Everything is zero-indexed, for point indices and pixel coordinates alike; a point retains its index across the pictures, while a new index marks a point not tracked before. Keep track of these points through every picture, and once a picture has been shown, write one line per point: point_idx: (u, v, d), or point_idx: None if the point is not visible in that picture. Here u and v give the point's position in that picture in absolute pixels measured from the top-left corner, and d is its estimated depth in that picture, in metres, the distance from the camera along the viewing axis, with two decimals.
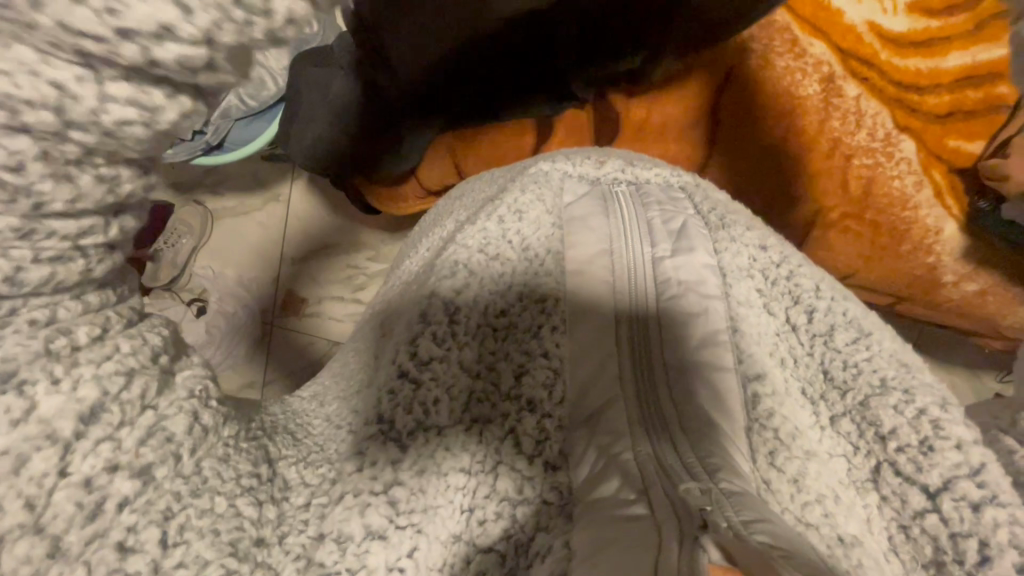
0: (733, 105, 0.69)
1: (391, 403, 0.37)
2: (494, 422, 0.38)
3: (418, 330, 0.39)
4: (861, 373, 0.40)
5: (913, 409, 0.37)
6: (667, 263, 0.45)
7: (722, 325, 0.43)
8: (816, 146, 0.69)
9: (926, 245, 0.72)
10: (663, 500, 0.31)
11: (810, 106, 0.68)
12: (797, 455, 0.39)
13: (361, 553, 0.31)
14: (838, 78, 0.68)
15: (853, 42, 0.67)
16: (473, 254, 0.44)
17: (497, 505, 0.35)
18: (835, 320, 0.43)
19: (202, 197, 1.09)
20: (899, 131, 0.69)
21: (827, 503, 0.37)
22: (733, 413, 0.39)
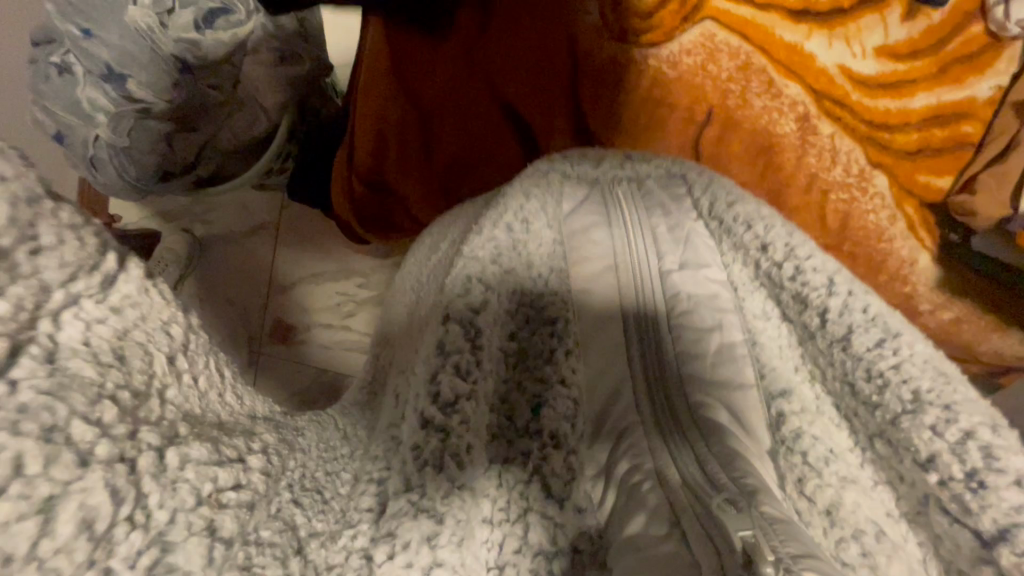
0: (717, 140, 0.72)
1: (419, 462, 0.33)
2: (515, 462, 0.37)
3: (437, 365, 0.35)
4: (889, 386, 0.36)
5: (956, 430, 0.34)
6: (675, 276, 0.46)
7: (737, 338, 0.44)
8: (793, 181, 0.72)
9: (902, 275, 0.75)
10: (698, 531, 0.31)
11: (788, 143, 0.71)
12: (830, 483, 0.40)
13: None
14: (813, 117, 0.71)
15: (826, 84, 0.71)
16: (485, 267, 0.40)
17: (531, 561, 0.34)
18: (854, 320, 0.38)
19: (192, 226, 1.09)
20: (872, 166, 0.72)
21: (864, 539, 0.38)
22: (758, 436, 0.41)
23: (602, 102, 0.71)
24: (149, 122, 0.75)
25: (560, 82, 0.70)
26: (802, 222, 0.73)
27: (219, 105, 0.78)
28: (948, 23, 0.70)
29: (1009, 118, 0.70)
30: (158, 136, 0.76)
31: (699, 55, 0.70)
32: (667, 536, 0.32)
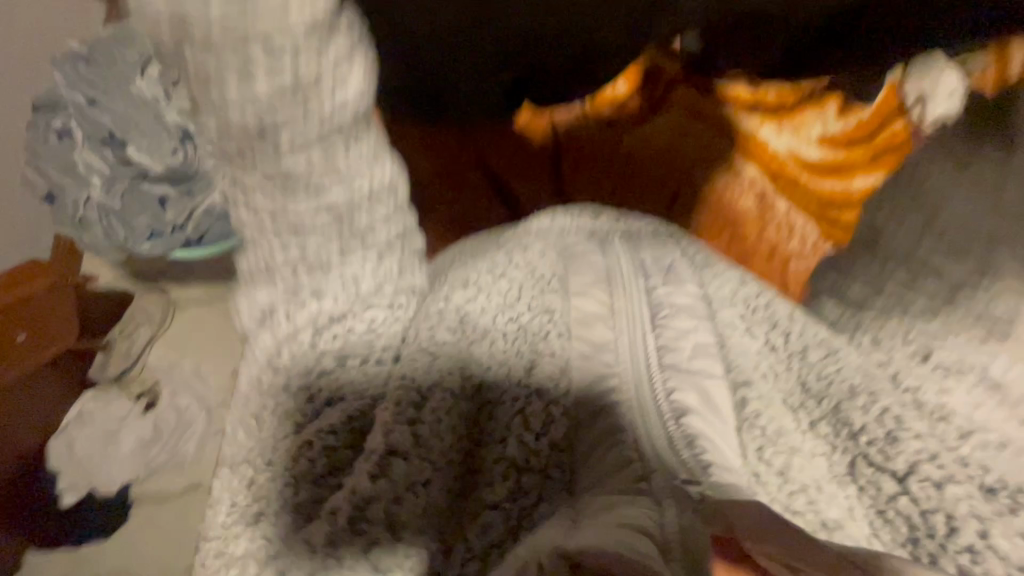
0: (686, 209, 0.76)
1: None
2: (504, 405, 0.38)
3: (433, 321, 0.40)
4: (833, 383, 0.40)
5: (878, 407, 0.39)
6: (659, 286, 0.42)
7: (710, 337, 0.39)
8: (754, 247, 0.75)
9: None
10: (665, 484, 0.32)
11: (749, 216, 0.78)
12: (783, 450, 0.38)
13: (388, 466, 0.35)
14: (769, 194, 0.79)
15: (778, 164, 0.81)
16: (479, 272, 0.42)
17: (501, 467, 0.36)
18: (808, 340, 0.42)
19: (168, 286, 1.11)
20: (826, 240, 0.75)
21: (811, 491, 0.37)
22: (720, 410, 0.37)
23: (591, 171, 0.78)
24: (143, 184, 0.78)
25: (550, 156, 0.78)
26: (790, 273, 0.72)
27: None
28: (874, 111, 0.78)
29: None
30: (152, 199, 0.78)
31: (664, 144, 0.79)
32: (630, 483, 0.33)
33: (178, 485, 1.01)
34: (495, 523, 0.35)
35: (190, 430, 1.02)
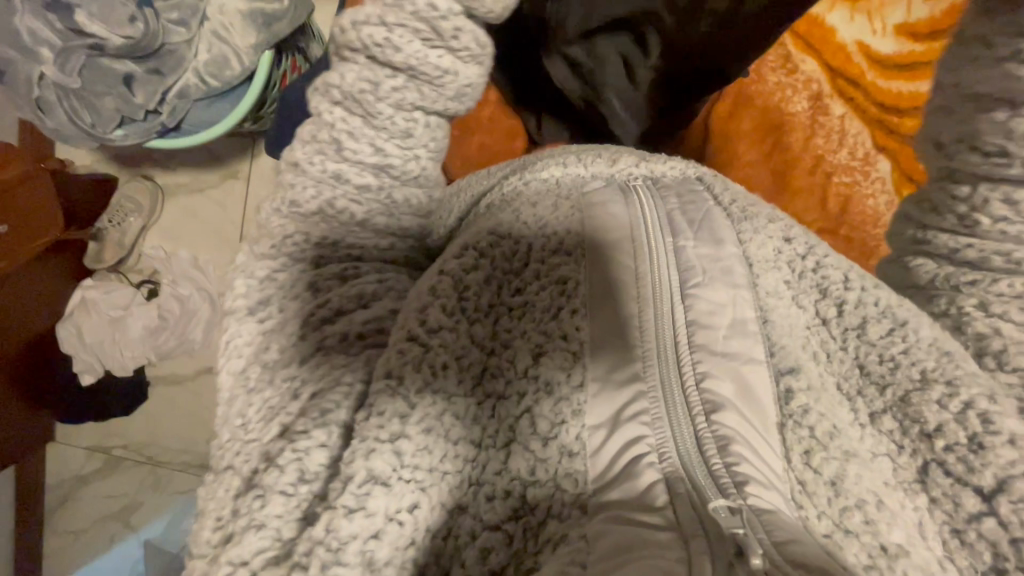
0: (755, 120, 0.65)
1: (399, 360, 0.29)
2: (508, 399, 0.31)
3: (425, 301, 0.31)
4: (899, 367, 0.34)
5: (959, 403, 0.32)
6: (690, 251, 0.37)
7: (747, 313, 0.34)
8: (798, 163, 0.65)
9: None
10: (691, 513, 0.27)
11: (797, 122, 0.65)
12: (835, 456, 0.31)
13: (360, 497, 0.26)
14: (826, 97, 0.66)
15: (843, 61, 0.66)
16: (482, 234, 0.36)
17: (506, 483, 0.30)
18: (868, 312, 0.35)
19: (151, 171, 1.03)
20: (876, 151, 0.66)
21: (869, 509, 0.30)
22: (762, 404, 0.32)
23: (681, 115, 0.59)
24: (102, 59, 0.67)
25: None
26: (792, 212, 0.64)
27: (186, 46, 0.69)
28: None
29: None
30: (114, 76, 0.68)
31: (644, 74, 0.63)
32: (657, 510, 0.27)
33: (191, 370, 1.03)
34: (498, 548, 0.29)
35: (195, 317, 1.00)
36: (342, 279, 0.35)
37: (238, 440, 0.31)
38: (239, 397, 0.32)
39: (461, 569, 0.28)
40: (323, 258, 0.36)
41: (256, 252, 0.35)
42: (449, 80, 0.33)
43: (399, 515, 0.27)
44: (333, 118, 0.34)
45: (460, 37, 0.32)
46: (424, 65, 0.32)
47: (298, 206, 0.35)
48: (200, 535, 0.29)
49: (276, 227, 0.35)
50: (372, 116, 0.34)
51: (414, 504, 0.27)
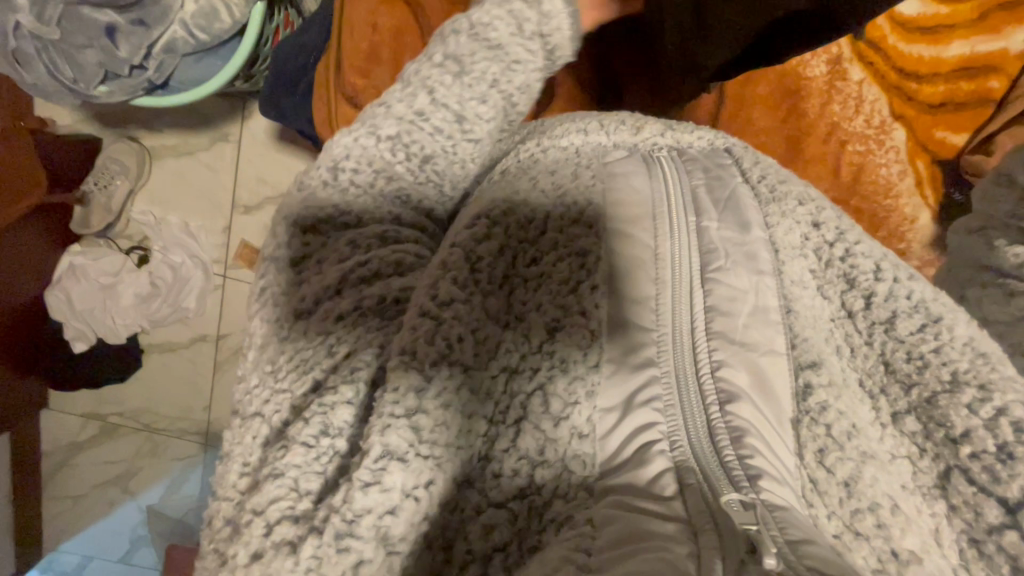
0: (769, 85, 0.63)
1: (413, 336, 0.29)
2: (521, 374, 0.31)
3: (435, 275, 0.30)
4: (928, 367, 0.33)
5: (990, 408, 0.31)
6: (713, 232, 0.36)
7: (770, 301, 0.34)
8: (812, 130, 0.64)
9: (900, 233, 0.67)
10: (700, 502, 0.26)
11: (814, 88, 0.63)
12: (851, 457, 0.31)
13: (377, 471, 0.25)
14: (845, 60, 0.63)
15: None
16: (498, 202, 0.34)
17: (514, 462, 0.29)
18: (898, 306, 0.35)
19: (136, 133, 0.99)
20: (893, 119, 0.64)
21: (881, 511, 0.30)
22: (778, 397, 0.31)
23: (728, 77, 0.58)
24: (82, 10, 0.64)
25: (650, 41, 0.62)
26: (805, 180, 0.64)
27: None
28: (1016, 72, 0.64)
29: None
30: (97, 28, 0.65)
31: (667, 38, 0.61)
32: (664, 500, 0.27)
33: (185, 338, 1.00)
34: (501, 525, 0.28)
35: (188, 285, 0.98)
36: (384, 240, 0.34)
37: (273, 385, 0.30)
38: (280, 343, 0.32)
39: (463, 542, 0.28)
40: (371, 212, 0.35)
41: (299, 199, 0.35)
42: (519, 69, 0.39)
43: (417, 493, 0.26)
44: (429, 75, 0.38)
45: (535, 41, 0.39)
46: (507, 48, 0.38)
47: (365, 155, 0.36)
48: (227, 479, 0.29)
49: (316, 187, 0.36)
50: (460, 76, 0.38)
51: (429, 480, 0.26)
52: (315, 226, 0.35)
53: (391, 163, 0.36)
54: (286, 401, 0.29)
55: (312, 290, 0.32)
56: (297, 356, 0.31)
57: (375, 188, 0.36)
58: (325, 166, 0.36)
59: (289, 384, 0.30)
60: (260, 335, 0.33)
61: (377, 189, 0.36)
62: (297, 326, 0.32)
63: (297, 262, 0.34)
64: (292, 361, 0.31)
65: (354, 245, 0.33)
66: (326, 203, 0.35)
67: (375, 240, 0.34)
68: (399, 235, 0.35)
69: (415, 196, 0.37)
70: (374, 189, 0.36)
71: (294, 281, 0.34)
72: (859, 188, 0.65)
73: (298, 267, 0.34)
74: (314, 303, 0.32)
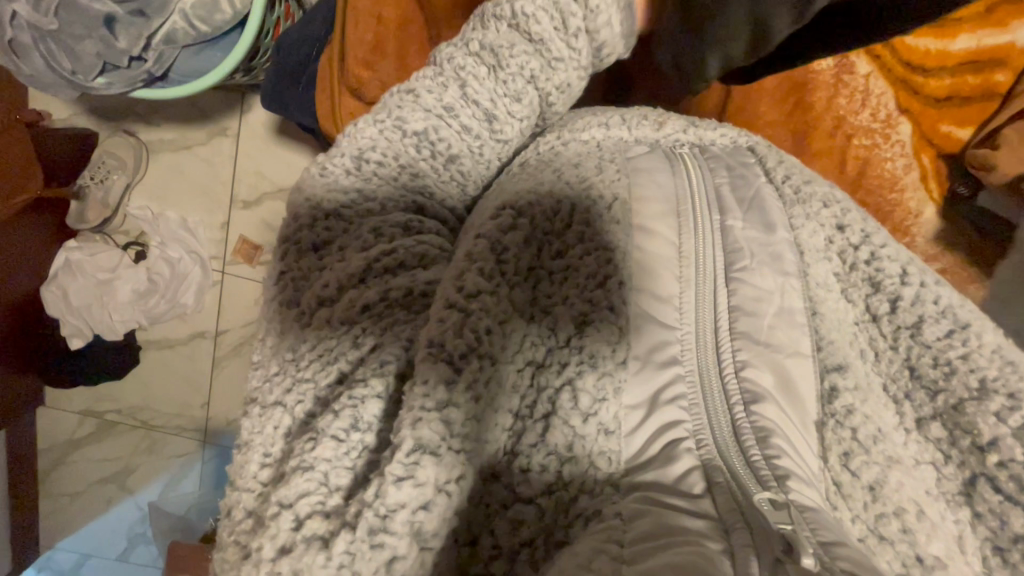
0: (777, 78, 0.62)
1: (440, 330, 0.28)
2: (551, 368, 0.30)
3: (462, 266, 0.30)
4: (955, 373, 0.34)
5: (1018, 417, 0.32)
6: (738, 232, 0.36)
7: (796, 304, 0.34)
8: (818, 123, 0.64)
9: (904, 227, 0.68)
10: (729, 501, 0.27)
11: (821, 81, 0.62)
12: (877, 462, 0.32)
13: (409, 466, 0.25)
14: (852, 52, 0.62)
15: None
16: (524, 194, 0.34)
17: (542, 456, 0.29)
18: (925, 311, 0.35)
19: (133, 127, 0.97)
20: (900, 112, 0.64)
21: (907, 517, 0.31)
22: (804, 402, 0.32)
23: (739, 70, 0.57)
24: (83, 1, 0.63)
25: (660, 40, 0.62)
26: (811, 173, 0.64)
27: None
28: None
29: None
30: (96, 19, 0.63)
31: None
32: (694, 498, 0.27)
33: (184, 334, 1.00)
34: (529, 521, 0.28)
35: (187, 281, 0.97)
36: (409, 228, 0.34)
37: (297, 373, 0.30)
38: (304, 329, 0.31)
39: (490, 536, 0.28)
40: (396, 202, 0.35)
41: (323, 182, 0.35)
42: (561, 67, 0.38)
43: (450, 488, 0.25)
44: (464, 64, 0.37)
45: (579, 38, 0.37)
46: (549, 43, 0.37)
47: (392, 143, 0.36)
48: (247, 469, 0.28)
49: (327, 182, 0.35)
50: (497, 70, 0.37)
51: (460, 475, 0.25)
52: (336, 213, 0.34)
53: (416, 153, 0.36)
54: (310, 392, 0.29)
55: (334, 279, 0.31)
56: (325, 347, 0.30)
57: (401, 178, 0.36)
58: (351, 154, 0.36)
59: (314, 374, 0.29)
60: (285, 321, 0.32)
61: (402, 179, 0.36)
62: (318, 311, 0.31)
63: (316, 252, 0.33)
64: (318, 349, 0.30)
65: (378, 233, 0.33)
66: (350, 191, 0.35)
67: (400, 231, 0.33)
68: (425, 225, 0.35)
69: (440, 190, 0.37)
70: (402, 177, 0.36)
71: (315, 269, 0.33)
72: (866, 182, 0.65)
73: (320, 253, 0.33)
74: (336, 293, 0.31)
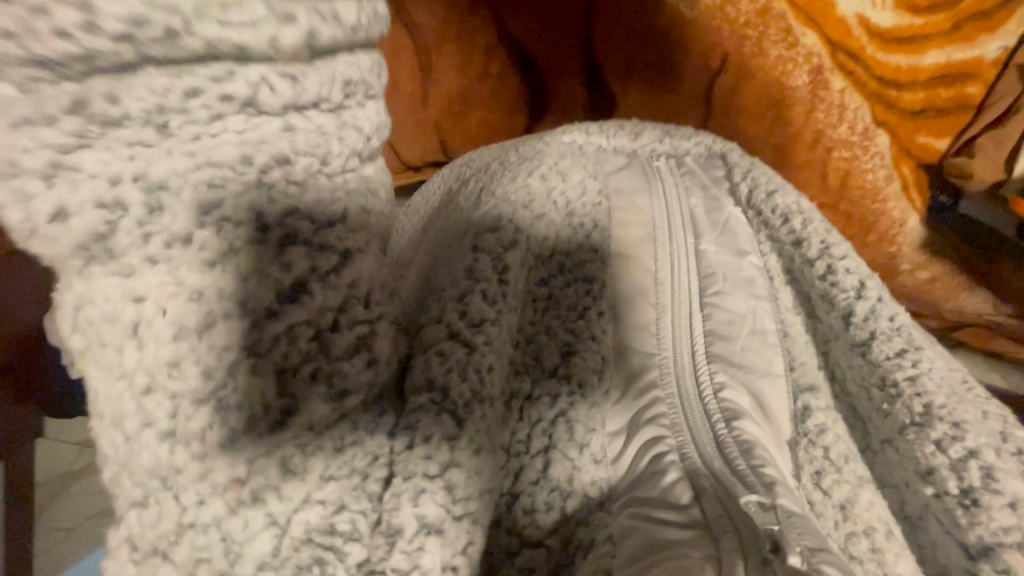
0: (755, 97, 0.64)
1: (443, 367, 0.22)
2: (540, 399, 0.29)
3: (465, 287, 0.26)
4: (900, 398, 0.31)
5: (961, 449, 0.28)
6: (712, 256, 0.38)
7: (768, 325, 0.36)
8: (799, 138, 0.66)
9: (891, 236, 0.70)
10: (717, 506, 0.25)
11: (798, 98, 0.64)
12: (848, 480, 0.32)
13: (412, 554, 0.18)
14: (827, 70, 0.63)
15: (843, 35, 0.62)
16: (518, 210, 0.32)
17: (547, 494, 0.27)
18: (877, 327, 0.33)
19: None
20: (877, 125, 0.66)
21: (876, 537, 0.31)
22: (778, 421, 0.32)
23: None
24: None
25: (646, 47, 0.61)
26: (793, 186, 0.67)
27: None
28: (994, 82, 0.65)
29: (1014, 79, 0.64)
30: None
31: (655, 41, 0.61)
32: (680, 509, 0.25)
33: None
34: (540, 567, 0.25)
35: None
36: (262, 187, 0.16)
37: (182, 508, 0.17)
38: (164, 446, 0.16)
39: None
40: (186, 117, 0.15)
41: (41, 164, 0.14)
42: None
43: (457, 566, 0.19)
44: None
45: None
46: None
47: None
48: None
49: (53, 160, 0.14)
50: None
51: (468, 542, 0.20)
52: (87, 204, 0.15)
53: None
54: (216, 550, 0.17)
55: (208, 351, 0.16)
56: (242, 481, 0.17)
57: (161, 69, 0.14)
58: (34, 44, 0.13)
59: (220, 521, 0.17)
60: (117, 446, 0.17)
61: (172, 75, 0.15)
62: (197, 419, 0.16)
63: (83, 284, 0.16)
64: (225, 489, 0.17)
65: (206, 220, 0.16)
66: (57, 132, 0.14)
67: (276, 210, 0.17)
68: (292, 173, 0.17)
69: (294, 81, 0.16)
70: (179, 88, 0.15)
71: (85, 307, 0.16)
72: (845, 197, 0.69)
73: (71, 281, 0.16)
74: (211, 380, 0.16)
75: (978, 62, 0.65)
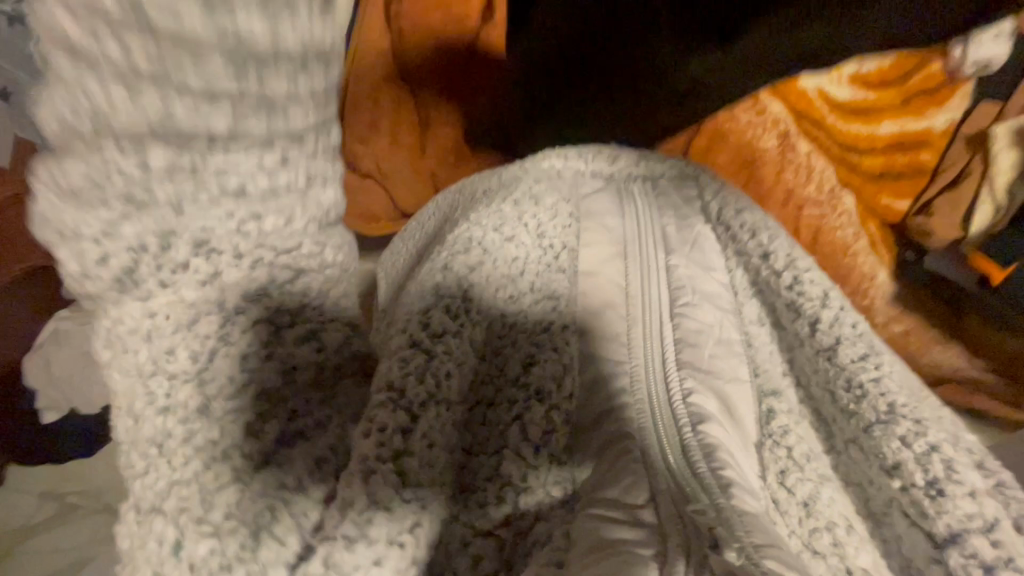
0: (729, 156, 0.69)
1: (402, 371, 0.25)
2: (501, 405, 0.30)
3: (430, 302, 0.30)
4: (867, 396, 0.34)
5: (924, 443, 0.31)
6: (681, 271, 0.40)
7: (734, 334, 0.38)
8: (771, 194, 0.70)
9: (862, 290, 0.73)
10: (671, 509, 0.26)
11: (768, 159, 0.68)
12: (809, 478, 0.35)
13: (361, 525, 0.20)
14: (793, 135, 0.68)
15: (805, 105, 0.68)
16: (488, 233, 0.37)
17: (498, 489, 0.28)
18: (843, 332, 0.36)
19: None
20: (841, 186, 0.72)
21: (837, 531, 0.34)
22: (744, 423, 0.35)
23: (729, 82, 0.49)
24: None
25: None
26: None
27: None
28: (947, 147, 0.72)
29: (961, 149, 0.72)
30: None
31: None
32: (636, 509, 0.26)
33: None
34: (489, 556, 0.26)
35: None
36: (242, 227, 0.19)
37: (171, 473, 0.19)
38: (160, 416, 0.19)
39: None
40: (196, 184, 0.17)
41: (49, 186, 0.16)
42: None
43: (404, 542, 0.21)
44: None
45: None
46: None
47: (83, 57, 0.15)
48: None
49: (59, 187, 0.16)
50: None
51: (415, 523, 0.22)
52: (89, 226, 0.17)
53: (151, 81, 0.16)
54: (194, 501, 0.19)
55: (194, 338, 0.19)
56: (215, 442, 0.19)
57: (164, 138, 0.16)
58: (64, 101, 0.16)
59: (196, 476, 0.19)
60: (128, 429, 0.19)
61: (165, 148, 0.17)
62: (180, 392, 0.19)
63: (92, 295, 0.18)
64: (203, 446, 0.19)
65: (198, 250, 0.18)
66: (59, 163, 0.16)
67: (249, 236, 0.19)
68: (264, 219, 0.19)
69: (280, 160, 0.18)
70: (179, 145, 0.16)
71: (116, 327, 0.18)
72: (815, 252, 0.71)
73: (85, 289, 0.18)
74: (197, 362, 0.19)
75: (929, 132, 0.71)
